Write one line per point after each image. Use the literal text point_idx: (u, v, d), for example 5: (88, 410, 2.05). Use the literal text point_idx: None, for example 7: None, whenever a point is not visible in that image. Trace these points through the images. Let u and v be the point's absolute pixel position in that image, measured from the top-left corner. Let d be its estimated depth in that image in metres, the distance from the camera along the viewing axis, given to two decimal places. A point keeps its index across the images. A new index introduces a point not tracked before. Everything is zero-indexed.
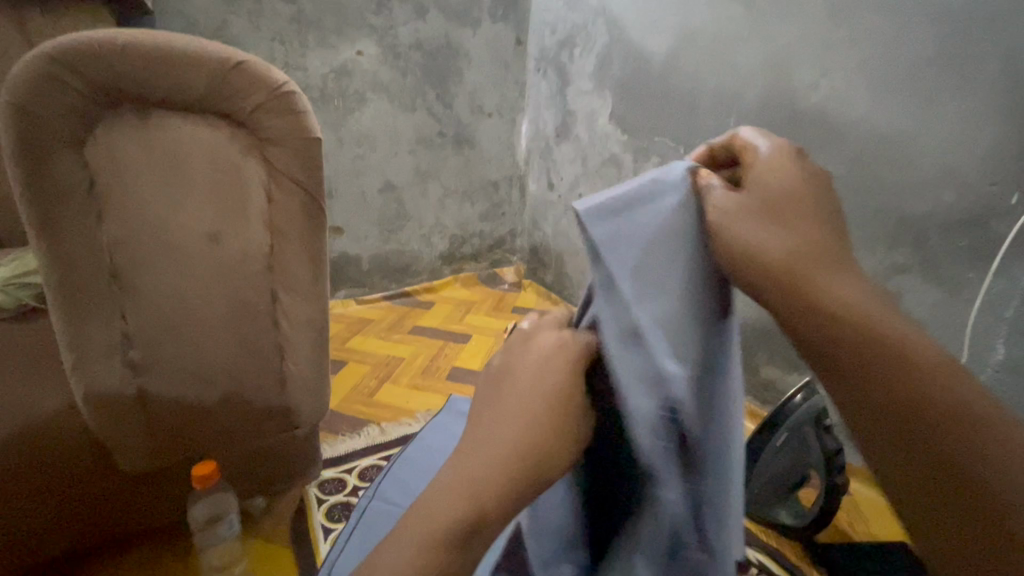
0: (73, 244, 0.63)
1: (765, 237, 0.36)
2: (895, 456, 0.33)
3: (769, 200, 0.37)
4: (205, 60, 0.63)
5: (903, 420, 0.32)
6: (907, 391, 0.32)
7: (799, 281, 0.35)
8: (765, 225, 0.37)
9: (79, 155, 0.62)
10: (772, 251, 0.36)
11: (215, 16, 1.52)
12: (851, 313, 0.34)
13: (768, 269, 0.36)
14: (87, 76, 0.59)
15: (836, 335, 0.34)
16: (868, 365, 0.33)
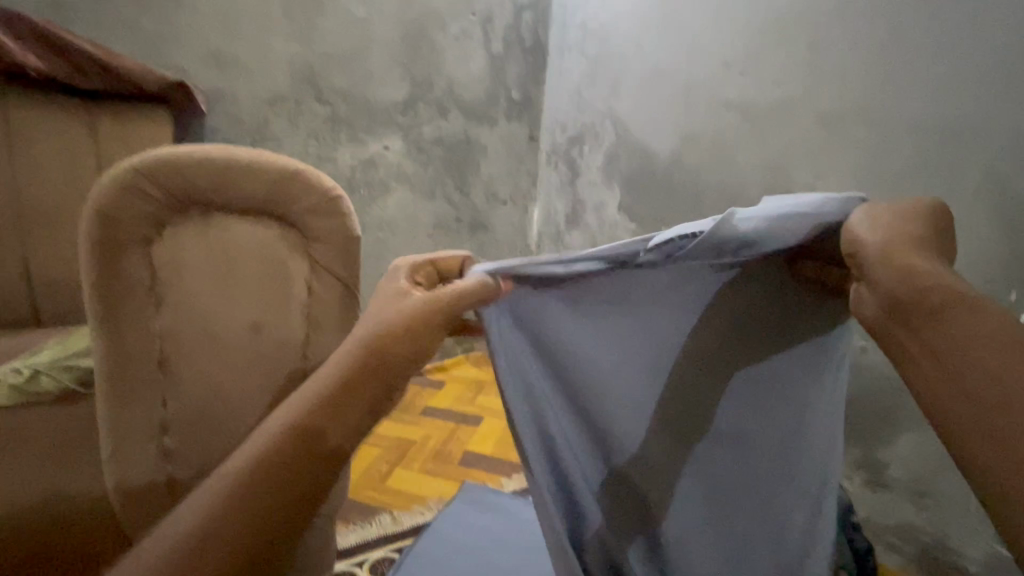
0: (129, 333, 0.68)
1: (879, 227, 0.51)
2: (965, 437, 0.42)
3: (899, 213, 0.51)
4: (267, 170, 0.70)
5: (937, 337, 0.44)
6: (986, 386, 0.41)
7: (892, 247, 0.48)
8: (880, 239, 0.49)
9: (147, 254, 0.68)
10: (879, 232, 0.50)
11: (257, 115, 1.67)
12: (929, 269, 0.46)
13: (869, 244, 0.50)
14: (163, 186, 0.67)
15: (919, 325, 0.45)
16: (947, 362, 0.43)
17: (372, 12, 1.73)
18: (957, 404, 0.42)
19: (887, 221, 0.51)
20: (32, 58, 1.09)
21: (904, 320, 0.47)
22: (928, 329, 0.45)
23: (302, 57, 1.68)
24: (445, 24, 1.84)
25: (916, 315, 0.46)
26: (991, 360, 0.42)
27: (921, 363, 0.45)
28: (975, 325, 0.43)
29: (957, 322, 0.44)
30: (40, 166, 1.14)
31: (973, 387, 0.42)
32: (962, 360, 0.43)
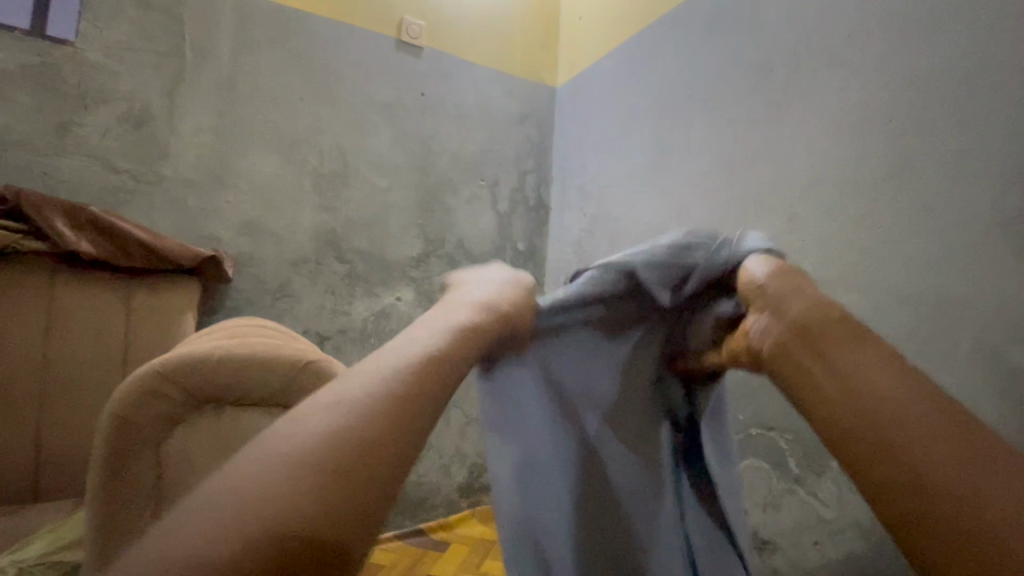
0: (124, 536, 0.67)
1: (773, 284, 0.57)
2: (881, 480, 0.43)
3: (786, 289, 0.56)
4: (281, 363, 0.73)
5: (859, 415, 0.46)
6: (916, 443, 0.43)
7: (806, 331, 0.52)
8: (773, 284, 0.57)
9: (155, 453, 0.70)
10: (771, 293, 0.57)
11: (281, 275, 1.78)
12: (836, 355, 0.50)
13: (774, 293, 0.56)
14: (182, 385, 0.69)
15: (831, 368, 0.50)
16: (869, 418, 0.46)
17: (392, 182, 1.95)
18: (892, 478, 0.43)
19: (795, 293, 0.55)
20: (86, 245, 1.22)
21: (823, 365, 0.50)
22: (836, 388, 0.48)
23: (327, 223, 1.85)
24: (456, 190, 2.06)
25: (827, 358, 0.50)
26: (900, 412, 0.45)
27: (864, 459, 0.45)
28: (907, 405, 0.45)
29: (885, 395, 0.46)
30: (74, 342, 1.21)
31: (894, 443, 0.44)
32: (888, 446, 0.44)
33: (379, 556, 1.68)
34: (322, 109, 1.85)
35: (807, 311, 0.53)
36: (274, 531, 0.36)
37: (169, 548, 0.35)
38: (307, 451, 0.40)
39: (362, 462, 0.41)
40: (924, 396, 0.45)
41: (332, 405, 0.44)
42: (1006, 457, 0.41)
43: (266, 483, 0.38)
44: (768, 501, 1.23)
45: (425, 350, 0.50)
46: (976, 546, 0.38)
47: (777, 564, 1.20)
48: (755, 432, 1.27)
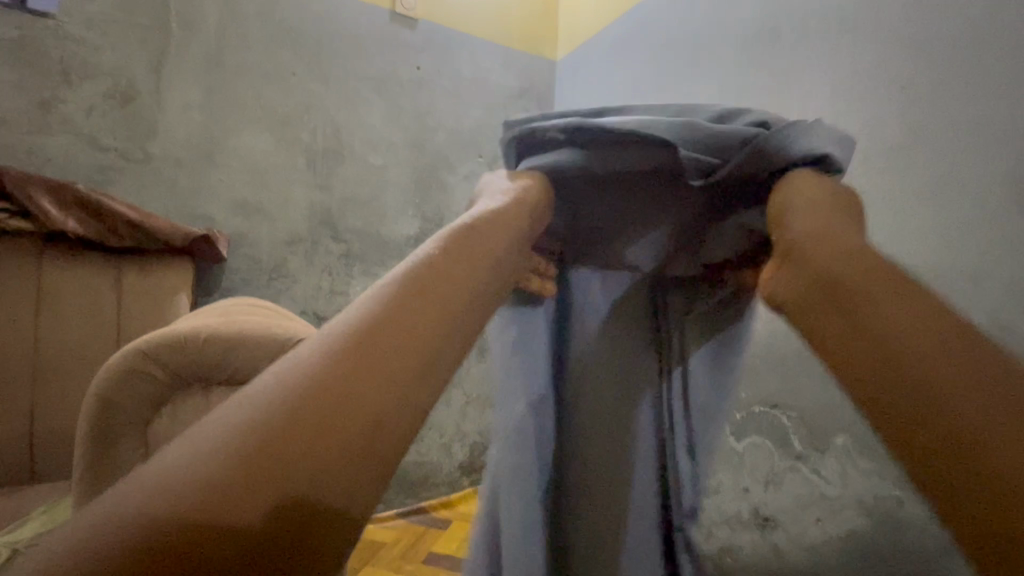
0: None
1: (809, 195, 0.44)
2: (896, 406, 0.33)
3: (812, 200, 0.44)
4: (271, 343, 0.69)
5: (861, 336, 0.36)
6: (938, 353, 0.33)
7: (808, 251, 0.42)
8: (805, 198, 0.44)
9: (141, 434, 0.68)
10: (789, 218, 0.44)
11: (276, 255, 1.75)
12: (829, 266, 0.40)
13: (799, 211, 0.44)
14: (167, 365, 0.67)
15: (846, 289, 0.38)
16: (883, 337, 0.35)
17: (388, 160, 1.91)
18: (902, 408, 0.32)
19: (816, 188, 0.45)
20: (73, 224, 1.19)
21: (831, 293, 0.39)
22: (859, 303, 0.37)
23: (322, 202, 1.81)
24: (454, 167, 2.02)
25: (829, 282, 0.39)
26: (910, 329, 0.35)
27: (879, 383, 0.34)
28: (914, 314, 0.35)
29: (915, 307, 0.36)
30: (64, 322, 1.19)
31: (893, 353, 0.34)
32: (902, 375, 0.33)
33: (382, 534, 1.69)
34: (313, 84, 1.80)
35: (816, 227, 0.42)
36: (254, 467, 0.29)
37: (121, 510, 0.28)
38: (290, 379, 0.33)
39: (325, 426, 0.31)
40: (932, 312, 0.35)
41: (304, 354, 0.35)
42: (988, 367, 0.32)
43: (244, 422, 0.31)
44: (770, 479, 1.22)
45: (438, 286, 0.40)
46: (978, 472, 0.29)
47: (777, 541, 1.19)
48: (756, 410, 1.25)
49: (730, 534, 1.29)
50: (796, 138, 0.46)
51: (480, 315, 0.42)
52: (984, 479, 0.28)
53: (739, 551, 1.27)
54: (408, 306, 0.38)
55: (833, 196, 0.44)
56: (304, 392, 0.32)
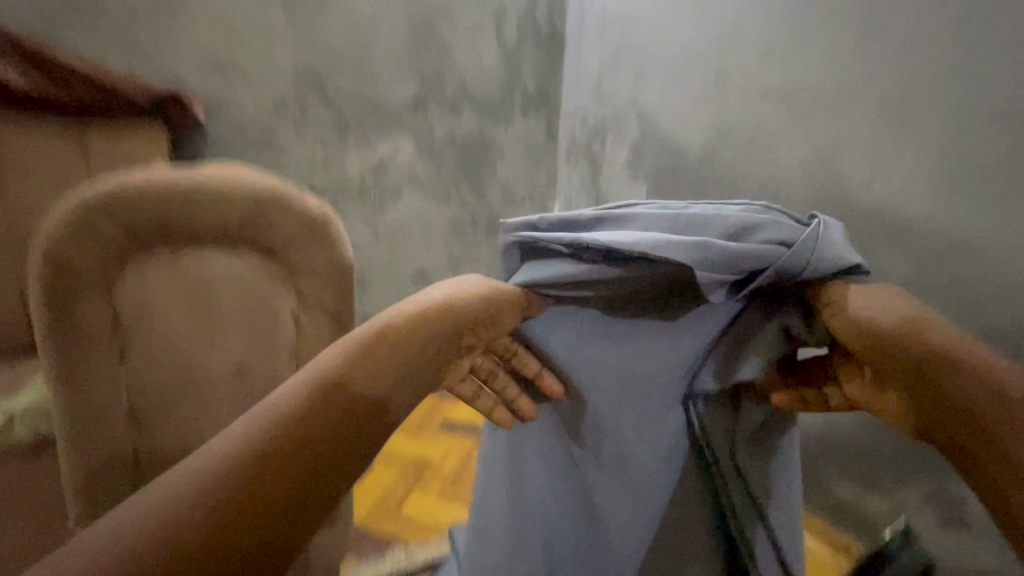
0: (94, 391, 0.60)
1: (876, 310, 0.42)
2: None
3: (883, 306, 0.42)
4: (242, 197, 0.62)
5: (956, 406, 0.36)
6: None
7: (879, 340, 0.41)
8: (868, 307, 0.43)
9: (107, 300, 0.60)
10: (878, 315, 0.41)
11: (263, 124, 1.59)
12: (916, 345, 0.39)
13: (887, 316, 0.41)
14: (124, 220, 0.58)
15: (939, 372, 0.37)
16: (996, 425, 0.34)
17: (374, 5, 1.58)
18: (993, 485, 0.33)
19: (873, 299, 0.43)
20: (15, 76, 1.06)
21: (919, 373, 0.38)
22: (948, 390, 0.36)
23: (304, 60, 1.58)
24: (452, 15, 1.65)
25: (925, 366, 0.38)
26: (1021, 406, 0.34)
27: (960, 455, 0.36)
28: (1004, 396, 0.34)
29: (984, 377, 0.35)
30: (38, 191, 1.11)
31: (994, 424, 0.34)
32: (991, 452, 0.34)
33: None
34: None
35: (888, 323, 0.41)
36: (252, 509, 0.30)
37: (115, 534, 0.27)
38: (210, 466, 0.31)
39: (268, 494, 0.31)
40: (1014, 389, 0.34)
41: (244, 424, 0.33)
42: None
43: (226, 458, 0.31)
44: None
45: (369, 368, 0.38)
46: None
47: None
48: None
49: None
50: (820, 248, 0.46)
51: (423, 384, 0.42)
52: None
53: None
54: (331, 390, 0.36)
55: (909, 310, 0.41)
56: (246, 463, 0.31)
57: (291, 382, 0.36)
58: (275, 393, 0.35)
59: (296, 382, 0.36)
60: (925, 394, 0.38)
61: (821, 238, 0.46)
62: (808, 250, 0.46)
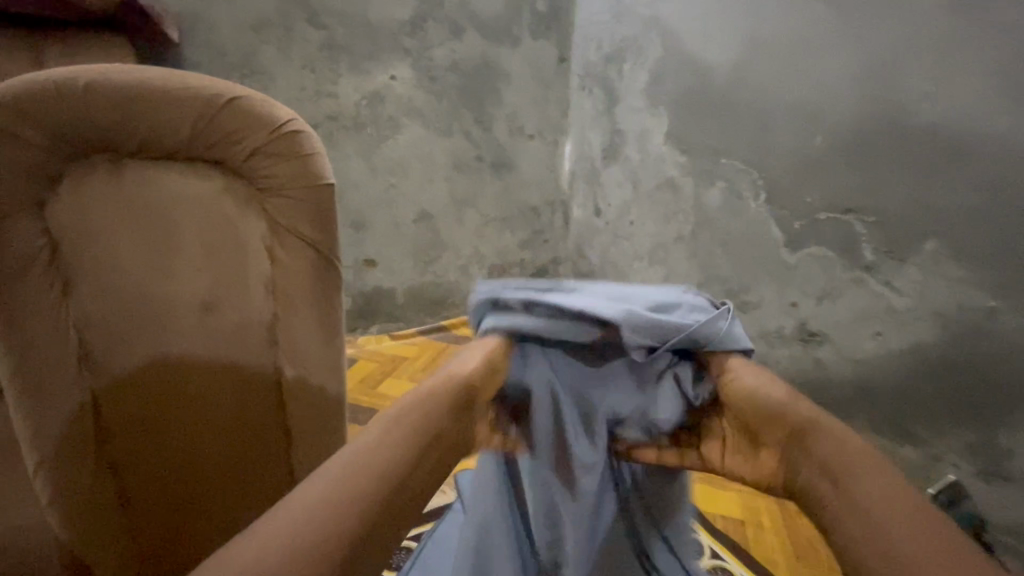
0: (35, 327, 0.52)
1: (754, 376, 0.41)
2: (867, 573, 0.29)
3: (753, 378, 0.41)
4: (190, 98, 0.52)
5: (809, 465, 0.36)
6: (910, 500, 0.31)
7: (748, 406, 0.40)
8: (751, 379, 0.41)
9: (38, 220, 0.51)
10: (744, 379, 0.41)
11: (245, 46, 1.44)
12: (758, 395, 0.40)
13: (752, 390, 0.40)
14: (47, 124, 0.48)
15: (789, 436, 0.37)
16: (844, 487, 0.32)
17: None
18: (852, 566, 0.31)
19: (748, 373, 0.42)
20: None
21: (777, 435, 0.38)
22: (806, 454, 0.36)
23: None
24: None
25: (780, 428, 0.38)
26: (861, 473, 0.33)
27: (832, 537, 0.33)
28: (860, 459, 0.34)
29: (837, 438, 0.35)
30: None
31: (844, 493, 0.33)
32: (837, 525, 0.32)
33: (402, 349, 1.69)
34: None
35: (747, 383, 0.41)
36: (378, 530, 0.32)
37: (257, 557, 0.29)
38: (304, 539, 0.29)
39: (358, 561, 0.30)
40: (866, 452, 0.34)
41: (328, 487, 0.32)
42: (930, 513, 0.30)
43: (330, 496, 0.31)
44: (824, 294, 1.04)
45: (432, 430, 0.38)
46: None
47: (822, 356, 1.06)
48: (825, 218, 1.01)
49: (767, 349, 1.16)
50: (723, 333, 0.43)
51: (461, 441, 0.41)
52: None
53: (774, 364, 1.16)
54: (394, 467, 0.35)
55: (782, 388, 0.40)
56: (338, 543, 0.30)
57: (379, 420, 0.37)
58: (345, 454, 0.34)
59: (387, 419, 0.38)
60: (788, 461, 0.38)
61: (719, 325, 0.43)
62: (705, 338, 0.43)
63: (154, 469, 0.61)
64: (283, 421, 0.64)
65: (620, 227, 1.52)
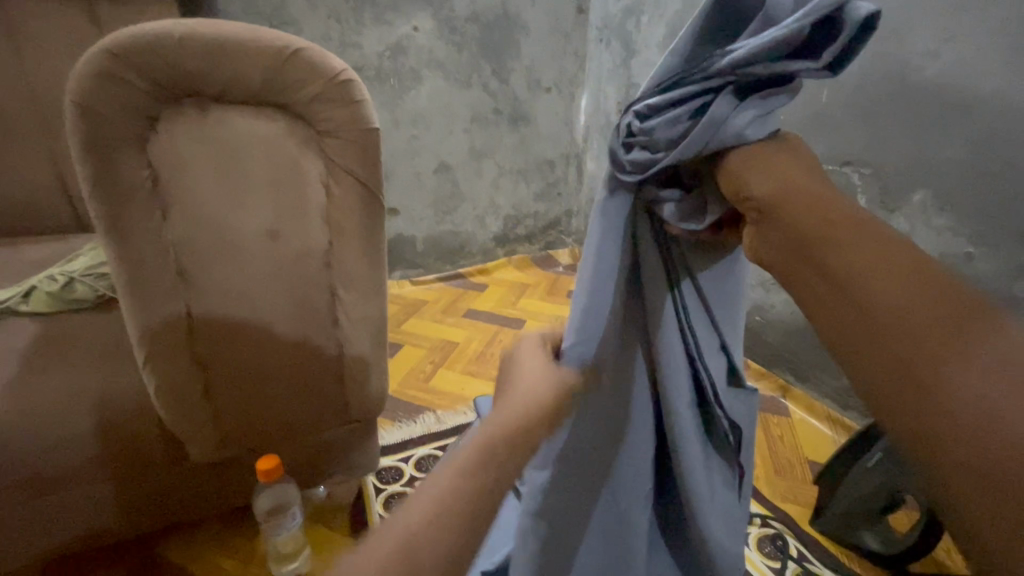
0: (141, 244, 0.63)
1: (768, 175, 0.39)
2: (853, 338, 0.33)
3: (778, 180, 0.38)
4: (261, 50, 0.60)
5: (827, 277, 0.34)
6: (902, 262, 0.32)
7: (773, 214, 0.38)
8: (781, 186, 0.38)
9: (142, 154, 0.61)
10: (761, 189, 0.38)
11: None
12: (777, 202, 0.37)
13: (781, 188, 0.38)
14: (147, 72, 0.57)
15: (820, 254, 0.35)
16: (843, 264, 0.34)
17: None
18: (871, 368, 0.32)
19: (781, 165, 0.39)
20: None
21: (807, 251, 0.35)
22: (836, 266, 0.34)
23: None
24: None
25: (814, 248, 0.35)
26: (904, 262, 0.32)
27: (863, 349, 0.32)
28: (855, 234, 0.34)
29: (879, 238, 0.34)
30: (53, 66, 1.07)
31: (872, 309, 0.32)
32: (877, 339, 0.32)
33: (422, 294, 1.80)
34: None
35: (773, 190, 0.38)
36: None
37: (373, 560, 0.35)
38: None
39: None
40: (859, 229, 0.34)
41: None
42: (915, 271, 0.32)
43: None
44: None
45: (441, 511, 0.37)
46: (932, 440, 0.29)
47: None
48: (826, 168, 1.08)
49: (765, 294, 1.26)
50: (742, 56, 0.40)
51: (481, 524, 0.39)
52: (931, 445, 0.29)
53: (770, 308, 1.26)
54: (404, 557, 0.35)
55: (809, 182, 0.38)
56: None
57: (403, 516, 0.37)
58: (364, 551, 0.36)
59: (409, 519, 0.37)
60: (808, 275, 0.35)
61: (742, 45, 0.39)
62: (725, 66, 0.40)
63: (233, 371, 0.73)
64: (338, 333, 0.76)
65: None
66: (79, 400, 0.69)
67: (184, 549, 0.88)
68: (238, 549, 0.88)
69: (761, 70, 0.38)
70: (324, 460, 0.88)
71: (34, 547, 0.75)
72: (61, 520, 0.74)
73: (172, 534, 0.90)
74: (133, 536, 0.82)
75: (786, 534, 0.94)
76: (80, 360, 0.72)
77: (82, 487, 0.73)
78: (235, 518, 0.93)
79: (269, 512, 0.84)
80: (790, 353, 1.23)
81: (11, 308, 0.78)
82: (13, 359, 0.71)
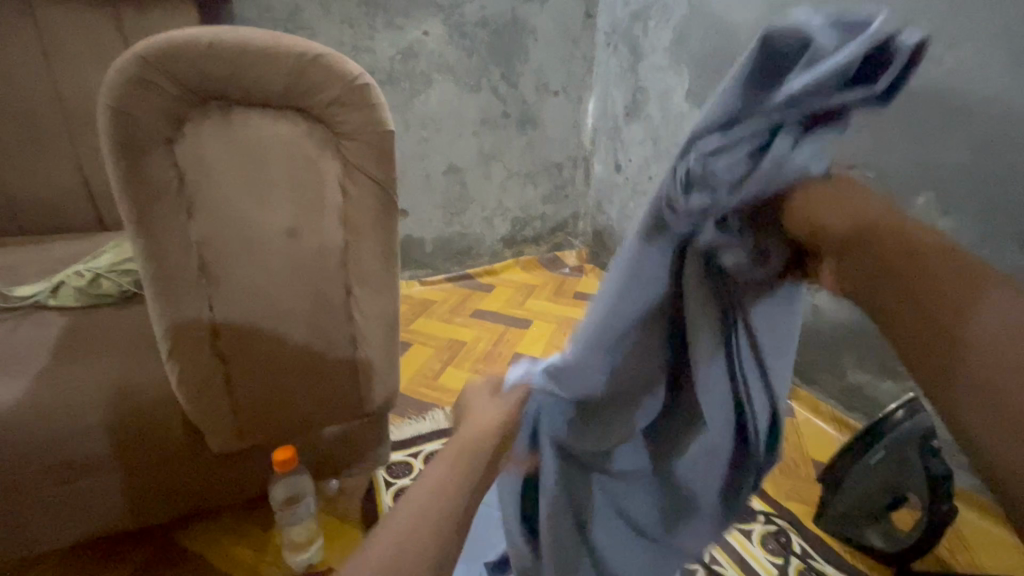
0: (167, 241, 0.66)
1: (835, 195, 0.32)
2: (932, 384, 0.27)
3: (837, 203, 0.32)
4: (283, 55, 0.63)
5: (906, 304, 0.28)
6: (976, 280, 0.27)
7: (842, 235, 0.31)
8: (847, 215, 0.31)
9: (169, 154, 0.64)
10: (830, 213, 0.31)
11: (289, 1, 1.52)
12: (838, 221, 0.31)
13: (851, 212, 0.31)
14: (176, 76, 0.60)
15: (900, 276, 0.28)
16: (928, 292, 0.27)
17: None
18: (963, 423, 0.26)
19: (844, 202, 0.32)
20: None
21: (884, 275, 0.29)
22: (924, 291, 0.27)
23: None
24: None
25: (890, 271, 0.29)
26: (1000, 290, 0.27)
27: (951, 399, 0.26)
28: (945, 262, 0.28)
29: (970, 265, 0.28)
30: (80, 70, 1.11)
31: (969, 347, 0.26)
32: (965, 384, 0.26)
33: (431, 294, 1.83)
34: None
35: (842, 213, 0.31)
36: None
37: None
38: None
39: None
40: (953, 257, 0.28)
41: None
42: (992, 285, 0.26)
43: None
44: None
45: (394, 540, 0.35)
46: (1022, 519, 0.25)
47: (820, 301, 1.16)
48: None
49: None
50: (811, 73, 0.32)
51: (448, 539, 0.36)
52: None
53: None
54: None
55: (880, 206, 0.31)
56: None
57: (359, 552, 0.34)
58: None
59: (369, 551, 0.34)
60: (879, 299, 0.29)
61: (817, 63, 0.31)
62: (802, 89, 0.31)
63: (251, 364, 0.76)
64: (352, 327, 0.79)
65: (641, 182, 1.63)
66: (105, 391, 0.72)
67: (202, 537, 0.91)
68: (253, 537, 0.91)
69: (839, 98, 0.31)
70: (337, 452, 0.90)
71: (59, 532, 0.78)
72: (88, 507, 0.77)
73: (190, 523, 0.93)
74: (154, 524, 0.85)
75: (789, 530, 0.95)
76: (106, 352, 0.75)
77: (106, 476, 0.76)
78: (250, 509, 0.96)
79: (285, 500, 0.88)
80: (795, 353, 1.25)
81: (41, 303, 0.82)
82: (43, 351, 0.74)
